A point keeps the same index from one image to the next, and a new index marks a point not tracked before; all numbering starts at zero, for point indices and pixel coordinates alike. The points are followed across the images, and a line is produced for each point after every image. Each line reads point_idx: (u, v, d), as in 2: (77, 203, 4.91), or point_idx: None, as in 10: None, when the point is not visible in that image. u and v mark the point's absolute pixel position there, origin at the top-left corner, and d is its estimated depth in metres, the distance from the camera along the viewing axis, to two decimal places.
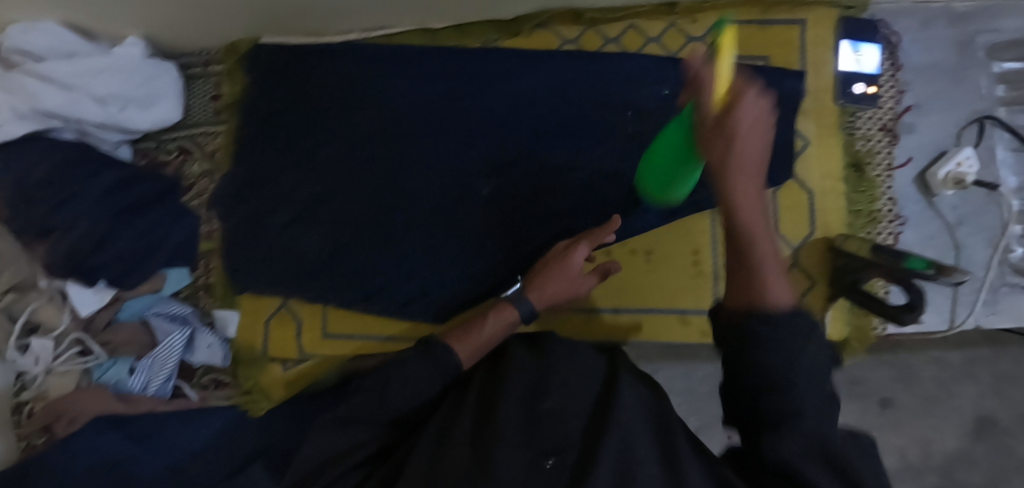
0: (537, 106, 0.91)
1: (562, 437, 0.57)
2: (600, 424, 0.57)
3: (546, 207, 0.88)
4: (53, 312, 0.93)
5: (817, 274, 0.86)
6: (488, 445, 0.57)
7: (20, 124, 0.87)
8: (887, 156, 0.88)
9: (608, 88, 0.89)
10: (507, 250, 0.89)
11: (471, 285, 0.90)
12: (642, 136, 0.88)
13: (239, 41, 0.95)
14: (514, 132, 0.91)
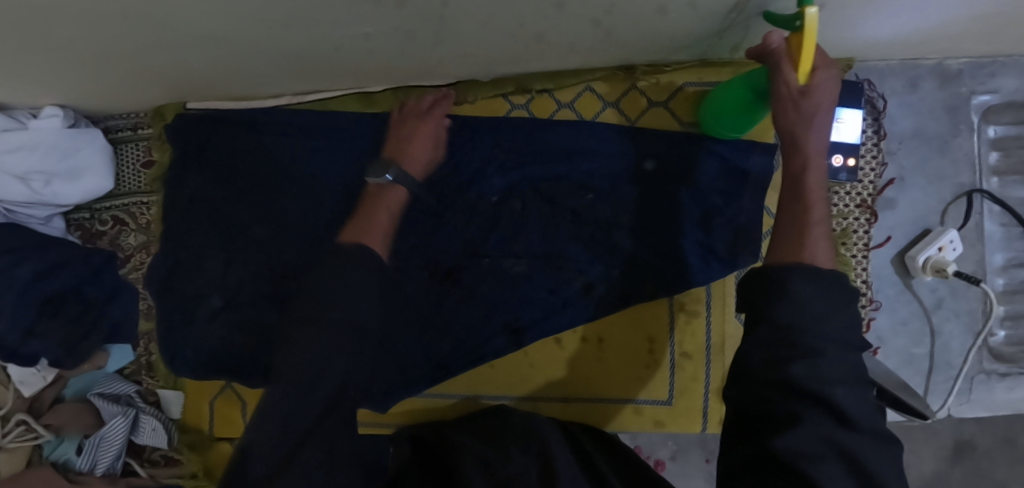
0: (486, 175, 0.85)
1: None
2: None
3: (493, 290, 0.84)
4: None
5: None
6: None
7: None
8: (863, 235, 0.81)
9: (560, 160, 0.83)
10: (453, 334, 0.84)
11: (415, 374, 0.85)
12: (594, 214, 0.82)
13: (166, 105, 0.89)
14: (461, 204, 0.85)
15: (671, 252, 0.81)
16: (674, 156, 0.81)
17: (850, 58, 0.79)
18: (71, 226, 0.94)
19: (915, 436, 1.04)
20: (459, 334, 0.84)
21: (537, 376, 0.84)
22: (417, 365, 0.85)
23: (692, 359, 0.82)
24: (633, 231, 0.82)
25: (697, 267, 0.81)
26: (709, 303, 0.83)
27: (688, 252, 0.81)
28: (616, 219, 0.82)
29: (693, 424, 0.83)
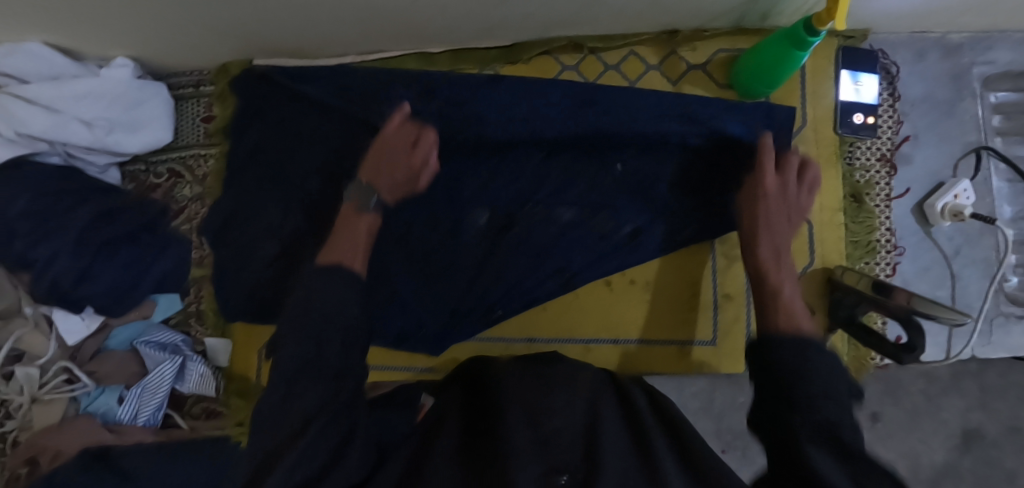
0: (541, 127, 0.88)
1: (566, 459, 0.64)
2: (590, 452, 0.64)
3: (546, 236, 0.87)
4: (40, 339, 0.90)
5: (816, 305, 0.87)
6: (498, 463, 0.62)
7: (5, 148, 0.84)
8: (885, 187, 0.88)
9: (610, 113, 0.88)
10: (506, 277, 0.88)
11: (466, 316, 0.89)
12: (645, 164, 0.86)
13: (231, 63, 0.94)
14: (516, 157, 0.89)
15: (714, 201, 0.86)
16: (715, 112, 0.88)
17: (866, 29, 0.88)
18: (126, 178, 0.96)
19: (927, 425, 1.07)
20: (512, 277, 0.88)
21: (587, 317, 0.88)
22: (470, 307, 0.88)
23: (733, 300, 0.87)
24: (682, 182, 0.86)
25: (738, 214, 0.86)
26: None
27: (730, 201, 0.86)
28: (668, 168, 0.86)
29: (737, 364, 0.87)
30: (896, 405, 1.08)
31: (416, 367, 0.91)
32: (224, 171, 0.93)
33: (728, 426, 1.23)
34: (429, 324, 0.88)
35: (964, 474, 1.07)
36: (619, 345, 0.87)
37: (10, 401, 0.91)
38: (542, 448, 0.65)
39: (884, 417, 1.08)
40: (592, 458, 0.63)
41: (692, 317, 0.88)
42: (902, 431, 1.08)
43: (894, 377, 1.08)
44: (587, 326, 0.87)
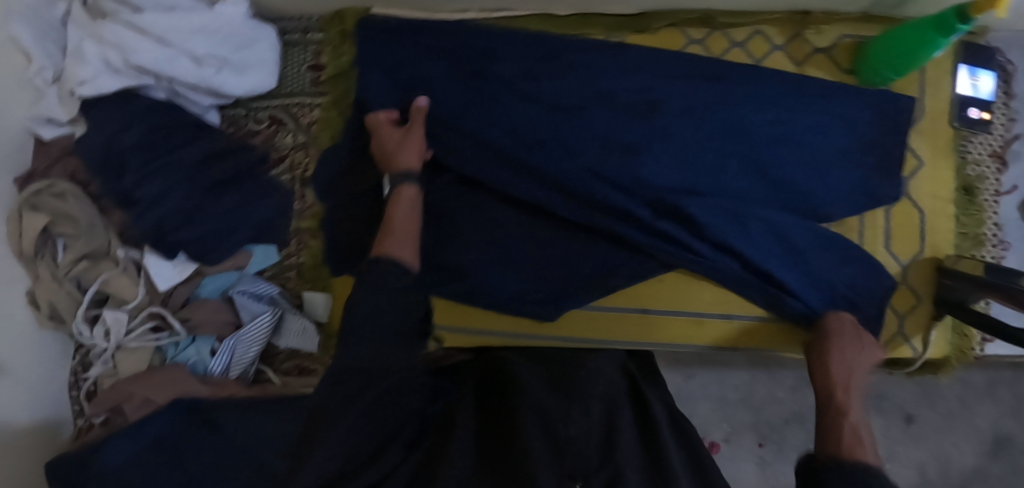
0: (667, 97, 0.87)
1: (585, 463, 0.65)
2: (604, 434, 0.70)
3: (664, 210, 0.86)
4: (128, 283, 0.86)
5: (923, 292, 0.88)
6: (521, 464, 0.65)
7: (114, 78, 0.80)
8: (995, 183, 0.91)
9: (739, 87, 0.87)
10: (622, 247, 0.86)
11: (576, 286, 0.87)
12: (768, 139, 0.86)
13: (347, 9, 0.91)
14: (641, 124, 0.87)
15: (835, 182, 0.87)
16: (841, 95, 0.88)
17: (985, 26, 0.91)
18: (223, 121, 0.92)
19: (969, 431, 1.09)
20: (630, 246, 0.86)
21: (700, 291, 0.87)
22: (585, 274, 0.87)
23: None
24: (804, 161, 0.87)
25: (855, 199, 0.87)
26: (863, 232, 0.88)
27: (848, 184, 0.87)
28: (790, 145, 0.87)
29: None
30: (935, 408, 1.08)
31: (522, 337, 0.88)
32: (336, 124, 0.90)
33: (767, 419, 1.22)
34: (540, 290, 0.87)
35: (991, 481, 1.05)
36: (732, 320, 0.87)
37: (92, 346, 0.87)
38: (560, 446, 0.68)
39: (922, 417, 1.07)
40: (612, 454, 0.67)
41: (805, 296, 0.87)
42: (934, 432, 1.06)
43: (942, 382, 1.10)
44: (701, 300, 0.87)
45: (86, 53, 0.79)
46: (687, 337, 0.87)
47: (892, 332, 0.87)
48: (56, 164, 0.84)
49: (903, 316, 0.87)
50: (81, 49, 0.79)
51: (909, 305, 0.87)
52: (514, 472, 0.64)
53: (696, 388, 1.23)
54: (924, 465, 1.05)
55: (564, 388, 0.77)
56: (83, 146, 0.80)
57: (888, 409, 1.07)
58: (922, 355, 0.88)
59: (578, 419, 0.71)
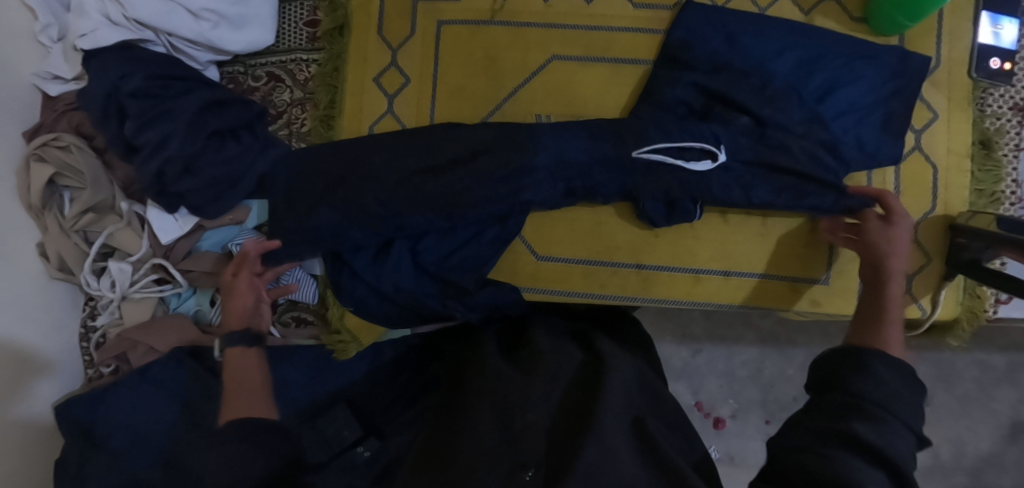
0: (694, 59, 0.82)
1: (537, 452, 0.63)
2: (578, 422, 0.66)
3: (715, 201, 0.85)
4: (131, 236, 0.89)
5: (934, 252, 0.84)
6: (498, 436, 0.65)
7: (113, 31, 0.82)
8: (1016, 137, 0.84)
9: (736, 40, 0.82)
10: (694, 233, 0.85)
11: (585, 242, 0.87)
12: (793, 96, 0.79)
13: None
14: None
15: (858, 142, 0.81)
16: (855, 40, 0.82)
17: None
18: (223, 78, 0.93)
19: (977, 414, 1.07)
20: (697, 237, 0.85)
21: (697, 246, 0.86)
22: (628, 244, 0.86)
23: None
24: (827, 110, 0.81)
25: (879, 149, 0.81)
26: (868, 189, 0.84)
27: (872, 139, 0.81)
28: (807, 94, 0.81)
29: (847, 306, 0.85)
30: (948, 391, 1.08)
31: (541, 289, 0.87)
32: (335, 79, 0.90)
33: (775, 395, 1.22)
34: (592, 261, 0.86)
35: (1009, 464, 1.06)
36: (729, 278, 0.86)
37: (99, 298, 0.89)
38: (516, 437, 0.65)
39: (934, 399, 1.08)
40: (565, 442, 0.64)
41: (805, 254, 0.85)
42: (947, 412, 1.07)
43: (950, 360, 1.08)
44: (699, 254, 0.85)
45: (87, 7, 0.82)
46: (683, 293, 0.86)
47: None
48: (64, 117, 0.86)
49: (912, 275, 0.85)
50: (82, 5, 0.82)
51: (918, 263, 0.84)
52: (454, 442, 0.66)
53: (703, 365, 1.23)
54: (937, 447, 1.07)
55: (546, 370, 0.73)
56: (88, 95, 0.82)
57: None
58: (930, 316, 0.85)
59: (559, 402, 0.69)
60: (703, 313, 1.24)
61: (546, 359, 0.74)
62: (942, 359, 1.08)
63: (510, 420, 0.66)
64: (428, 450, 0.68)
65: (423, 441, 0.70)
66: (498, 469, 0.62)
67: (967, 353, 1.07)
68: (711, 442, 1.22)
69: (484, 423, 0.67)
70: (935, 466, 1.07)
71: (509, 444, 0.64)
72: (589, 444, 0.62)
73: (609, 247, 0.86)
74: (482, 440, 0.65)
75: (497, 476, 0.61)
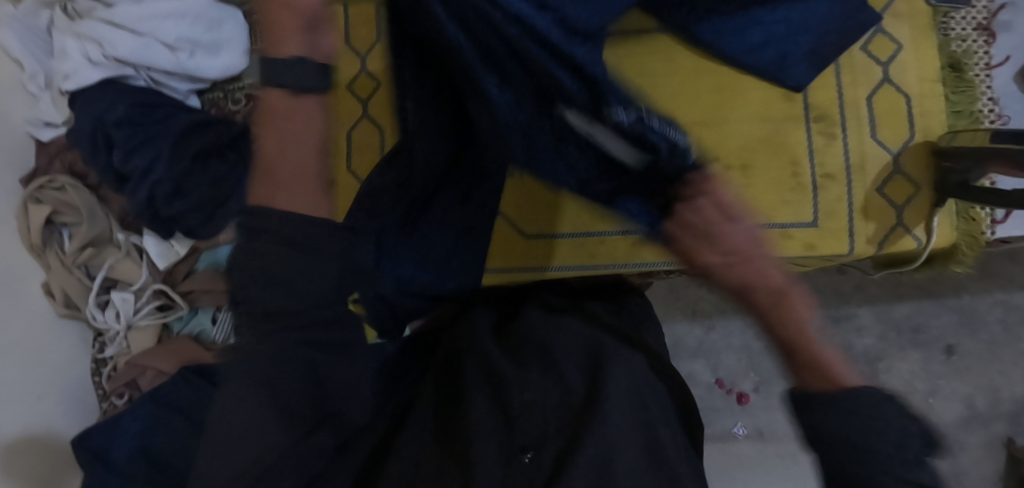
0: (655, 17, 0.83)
1: (537, 433, 0.62)
2: (582, 404, 0.63)
3: (691, 158, 0.85)
4: (130, 266, 0.91)
5: (920, 179, 0.83)
6: (497, 417, 0.65)
7: (95, 70, 0.86)
8: (985, 56, 0.84)
9: None
10: None
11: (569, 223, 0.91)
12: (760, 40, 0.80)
13: None
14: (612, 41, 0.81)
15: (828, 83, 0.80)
16: None
17: None
18: (204, 105, 0.97)
19: (1006, 357, 1.06)
20: None
21: None
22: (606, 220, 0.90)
23: (834, 180, 0.84)
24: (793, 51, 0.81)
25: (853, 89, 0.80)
26: (845, 125, 0.84)
27: None
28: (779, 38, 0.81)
29: (842, 245, 0.84)
30: (973, 337, 1.07)
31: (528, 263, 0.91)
32: None
33: None
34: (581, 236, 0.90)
35: None
36: None
37: (106, 329, 0.92)
38: (513, 420, 0.64)
39: (960, 347, 1.07)
40: (570, 420, 0.62)
41: (790, 199, 0.84)
42: (976, 360, 1.06)
43: (971, 305, 1.07)
44: None
45: (69, 50, 0.86)
46: (671, 252, 0.86)
47: (891, 225, 0.83)
48: (57, 159, 0.90)
49: (902, 207, 0.83)
50: (65, 49, 0.86)
51: (905, 194, 0.83)
52: (458, 429, 0.66)
53: (718, 339, 1.21)
54: (971, 397, 1.06)
55: (540, 339, 0.72)
56: (77, 132, 0.86)
57: (928, 342, 1.08)
58: (927, 245, 0.83)
59: (560, 376, 0.67)
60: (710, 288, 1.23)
61: (540, 341, 0.72)
62: (963, 302, 1.08)
63: (505, 402, 0.65)
64: (435, 431, 0.68)
65: (427, 417, 0.70)
66: (492, 455, 0.61)
67: (986, 295, 1.07)
68: (736, 418, 1.20)
69: (478, 403, 0.66)
70: (971, 416, 1.06)
71: (511, 432, 0.63)
72: (591, 435, 0.59)
73: (589, 219, 0.90)
74: (478, 422, 0.64)
75: (496, 461, 0.60)
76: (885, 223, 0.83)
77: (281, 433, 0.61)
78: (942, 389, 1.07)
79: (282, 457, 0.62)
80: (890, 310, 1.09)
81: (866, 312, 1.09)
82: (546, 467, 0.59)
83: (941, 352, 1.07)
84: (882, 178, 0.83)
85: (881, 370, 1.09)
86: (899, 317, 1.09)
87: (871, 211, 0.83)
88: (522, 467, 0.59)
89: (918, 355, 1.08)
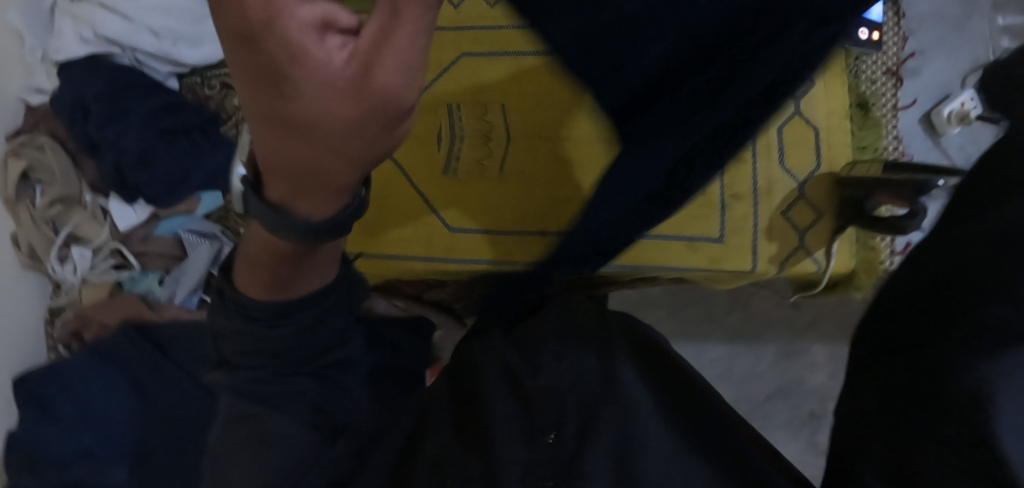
0: None
1: (557, 412, 0.51)
2: (604, 390, 0.51)
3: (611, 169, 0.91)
4: (92, 225, 0.99)
5: (822, 206, 0.88)
6: (519, 409, 0.54)
7: (83, 47, 0.97)
8: (892, 98, 0.91)
9: None
10: None
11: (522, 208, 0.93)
12: None
13: None
14: None
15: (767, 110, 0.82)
16: None
17: None
18: (184, 88, 1.05)
19: None
20: None
21: None
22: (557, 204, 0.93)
23: (741, 201, 0.90)
24: None
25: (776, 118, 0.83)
26: (754, 151, 0.90)
27: None
28: None
29: (745, 262, 0.89)
30: None
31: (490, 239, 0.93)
32: None
33: (745, 392, 1.21)
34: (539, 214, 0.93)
35: None
36: (629, 241, 0.90)
37: (63, 282, 0.99)
38: (530, 408, 0.54)
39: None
40: (603, 402, 0.50)
41: (699, 216, 0.90)
42: None
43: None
44: None
45: (64, 29, 0.97)
46: None
47: (792, 247, 0.88)
48: (41, 124, 1.00)
49: (804, 230, 0.88)
50: (62, 29, 0.97)
51: (808, 218, 0.88)
52: (476, 429, 0.55)
53: None
54: None
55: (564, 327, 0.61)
56: (60, 100, 0.95)
57: None
58: (827, 269, 0.88)
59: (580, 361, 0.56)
60: (667, 312, 1.24)
61: (555, 331, 0.61)
62: None
63: (522, 394, 0.55)
64: (454, 450, 0.53)
65: (444, 415, 0.59)
66: (515, 436, 0.52)
67: None
68: None
69: (496, 395, 0.56)
70: None
71: (526, 412, 0.53)
72: (611, 415, 0.49)
73: (508, 218, 0.93)
74: (493, 415, 0.54)
75: (517, 450, 0.50)
76: (787, 244, 0.88)
77: (311, 444, 0.57)
78: None
79: (313, 467, 0.56)
80: None
81: None
82: (570, 450, 0.48)
83: None
84: (786, 203, 0.89)
85: None
86: None
87: (774, 233, 0.88)
88: (547, 448, 0.49)
89: None
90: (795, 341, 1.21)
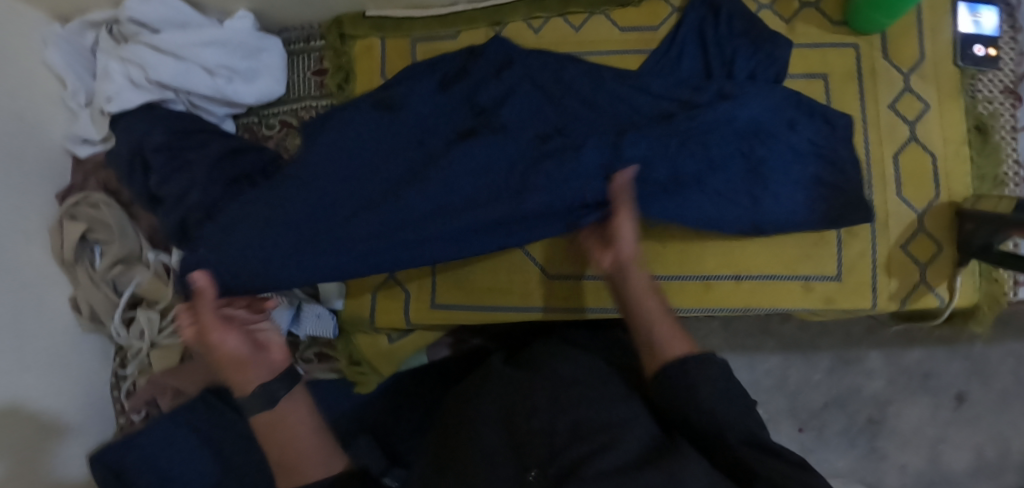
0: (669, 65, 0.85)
1: (543, 451, 0.57)
2: (534, 381, 0.66)
3: None
4: (158, 285, 0.92)
5: (941, 238, 0.84)
6: (475, 449, 0.60)
7: (137, 94, 0.89)
8: (1010, 119, 0.85)
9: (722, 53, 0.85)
10: (706, 255, 0.86)
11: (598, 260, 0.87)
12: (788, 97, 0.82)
13: (343, 16, 0.96)
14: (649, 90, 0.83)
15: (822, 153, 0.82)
16: (836, 52, 0.87)
17: None
18: (239, 129, 0.99)
19: (1017, 407, 1.05)
20: (712, 252, 0.86)
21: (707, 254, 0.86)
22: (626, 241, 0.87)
23: (857, 235, 0.85)
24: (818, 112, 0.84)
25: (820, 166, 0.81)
26: (869, 182, 0.85)
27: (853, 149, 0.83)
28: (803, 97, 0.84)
29: (864, 299, 0.85)
30: (984, 385, 1.06)
31: (551, 301, 0.88)
32: None
33: (804, 403, 1.09)
34: None
35: None
36: (741, 282, 0.85)
37: (129, 346, 0.93)
38: (519, 442, 0.60)
39: (971, 395, 1.06)
40: (553, 398, 0.63)
41: (812, 251, 0.85)
42: (989, 411, 1.06)
43: (982, 354, 1.07)
44: (707, 261, 0.86)
45: (113, 73, 0.89)
46: (692, 301, 0.86)
47: (912, 283, 0.84)
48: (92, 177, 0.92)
49: (925, 265, 0.84)
50: (109, 70, 0.89)
51: (928, 253, 0.84)
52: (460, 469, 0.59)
53: None
54: (982, 447, 1.06)
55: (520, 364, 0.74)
56: (114, 151, 0.88)
57: (937, 389, 1.07)
58: (948, 304, 0.84)
59: (519, 374, 0.70)
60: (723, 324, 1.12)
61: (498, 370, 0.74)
62: (973, 352, 1.07)
63: (505, 420, 0.63)
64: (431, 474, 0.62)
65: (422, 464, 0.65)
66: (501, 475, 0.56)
67: (1001, 345, 1.06)
68: None
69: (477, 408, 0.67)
70: (981, 466, 1.05)
71: (517, 451, 0.59)
72: (573, 429, 0.58)
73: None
74: (480, 461, 0.58)
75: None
76: (907, 279, 0.84)
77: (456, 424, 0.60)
78: (952, 439, 1.06)
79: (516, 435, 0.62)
80: (903, 356, 1.09)
81: (880, 357, 1.09)
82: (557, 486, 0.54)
83: (949, 400, 1.07)
84: (904, 236, 0.85)
85: (890, 414, 1.08)
86: (910, 363, 1.08)
87: (893, 268, 0.84)
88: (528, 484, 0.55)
89: (925, 401, 1.08)
90: (849, 349, 1.09)
